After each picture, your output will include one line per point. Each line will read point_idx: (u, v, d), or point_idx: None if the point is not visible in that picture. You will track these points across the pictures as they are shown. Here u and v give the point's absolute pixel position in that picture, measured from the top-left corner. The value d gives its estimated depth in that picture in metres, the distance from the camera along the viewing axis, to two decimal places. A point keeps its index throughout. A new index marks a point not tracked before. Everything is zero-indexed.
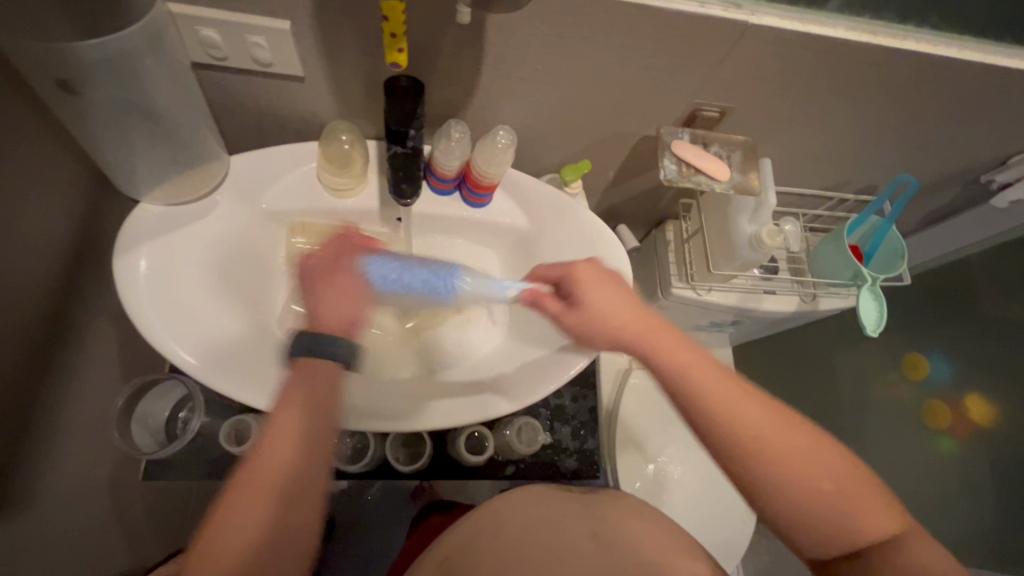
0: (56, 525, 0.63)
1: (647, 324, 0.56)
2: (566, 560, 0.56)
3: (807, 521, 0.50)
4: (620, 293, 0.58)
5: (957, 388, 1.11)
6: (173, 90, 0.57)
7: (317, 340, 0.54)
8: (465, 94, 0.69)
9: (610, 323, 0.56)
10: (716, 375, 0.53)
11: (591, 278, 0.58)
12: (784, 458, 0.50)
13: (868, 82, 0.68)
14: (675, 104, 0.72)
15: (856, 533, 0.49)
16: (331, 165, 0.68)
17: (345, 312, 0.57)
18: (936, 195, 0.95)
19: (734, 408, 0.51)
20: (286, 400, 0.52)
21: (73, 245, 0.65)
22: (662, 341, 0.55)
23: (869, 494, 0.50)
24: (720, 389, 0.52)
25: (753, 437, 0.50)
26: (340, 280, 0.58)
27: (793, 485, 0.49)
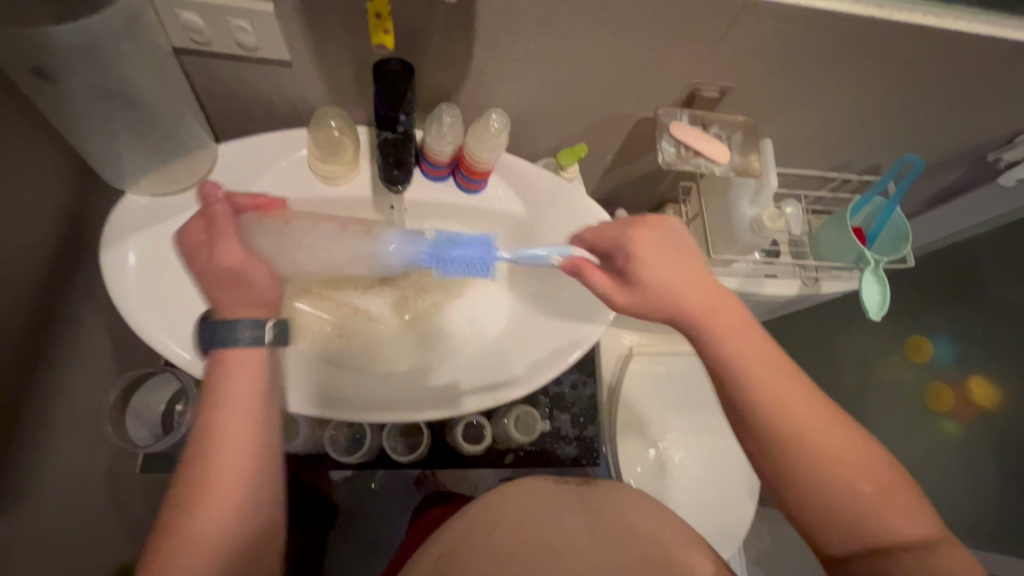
0: (51, 520, 0.63)
1: (717, 302, 0.54)
2: (566, 551, 0.56)
3: (836, 518, 0.49)
4: (688, 267, 0.55)
5: (960, 371, 1.10)
6: (152, 75, 0.56)
7: (219, 331, 0.52)
8: (457, 78, 0.67)
9: (673, 291, 0.54)
10: (778, 360, 0.53)
11: (656, 253, 0.54)
12: (830, 447, 0.50)
13: (873, 59, 0.66)
14: (674, 84, 0.70)
15: (881, 527, 0.48)
16: (320, 152, 0.67)
17: (233, 296, 0.53)
18: (942, 175, 0.94)
19: (782, 394, 0.51)
20: (218, 398, 0.51)
21: (60, 237, 0.64)
22: (729, 324, 0.54)
23: (902, 493, 0.49)
24: (779, 376, 0.52)
25: (802, 425, 0.51)
26: (219, 254, 0.52)
27: (836, 485, 0.49)
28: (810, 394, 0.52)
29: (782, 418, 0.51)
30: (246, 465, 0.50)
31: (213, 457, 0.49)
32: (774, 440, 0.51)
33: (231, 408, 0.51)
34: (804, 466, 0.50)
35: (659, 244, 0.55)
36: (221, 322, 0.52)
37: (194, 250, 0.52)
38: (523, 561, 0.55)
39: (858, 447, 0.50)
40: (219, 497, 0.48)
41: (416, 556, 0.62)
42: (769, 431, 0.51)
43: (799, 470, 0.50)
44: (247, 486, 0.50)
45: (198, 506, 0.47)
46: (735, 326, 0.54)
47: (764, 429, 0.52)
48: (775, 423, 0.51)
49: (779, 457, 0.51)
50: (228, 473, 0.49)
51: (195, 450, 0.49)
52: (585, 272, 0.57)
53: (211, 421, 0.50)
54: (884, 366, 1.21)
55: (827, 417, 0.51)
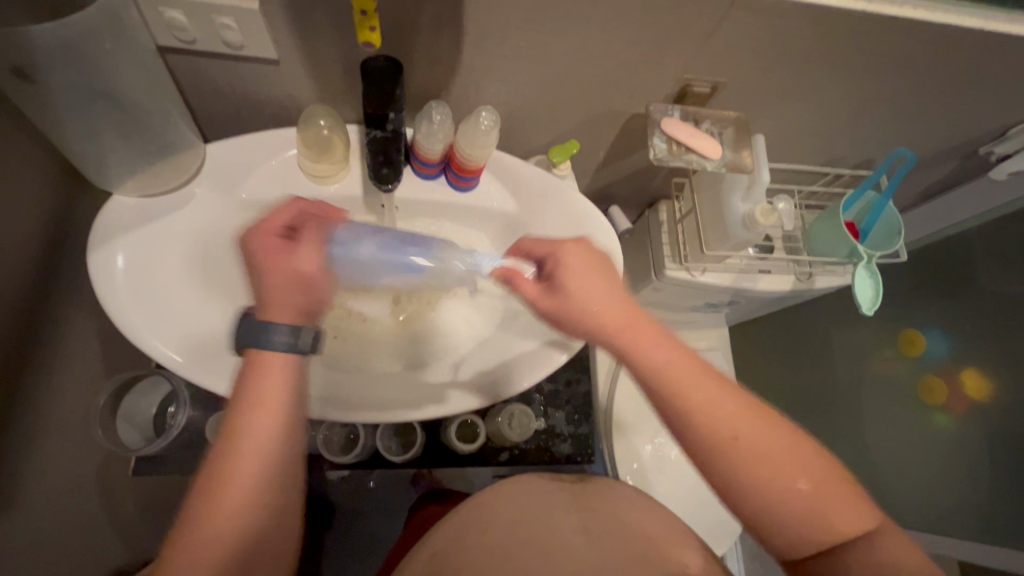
0: (43, 523, 0.63)
1: (634, 317, 0.56)
2: (554, 550, 0.56)
3: (775, 524, 0.49)
4: (606, 281, 0.57)
5: (953, 364, 1.10)
6: (137, 75, 0.55)
7: (260, 329, 0.52)
8: (447, 75, 0.67)
9: (588, 308, 0.55)
10: (695, 371, 0.53)
11: (573, 265, 0.57)
12: (755, 455, 0.50)
13: (863, 54, 0.66)
14: (665, 79, 0.69)
15: (824, 529, 0.49)
16: (309, 151, 0.66)
17: (294, 299, 0.54)
18: (934, 169, 0.94)
19: (711, 409, 0.51)
20: (255, 395, 0.51)
21: (47, 240, 0.63)
22: (648, 338, 0.55)
23: (841, 494, 0.50)
24: (704, 390, 0.52)
25: (730, 432, 0.50)
26: (291, 259, 0.54)
27: (770, 492, 0.49)
28: (742, 398, 0.52)
29: (718, 434, 0.51)
30: (269, 466, 0.49)
31: (242, 456, 0.49)
32: (702, 452, 0.51)
33: (267, 406, 0.51)
34: (734, 476, 0.50)
35: (575, 261, 0.57)
36: (261, 322, 0.53)
37: (268, 249, 0.54)
38: (518, 554, 0.55)
39: (784, 453, 0.50)
40: (243, 496, 0.48)
41: (407, 557, 0.62)
42: (698, 446, 0.51)
43: (737, 480, 0.50)
44: (264, 494, 0.49)
45: (223, 504, 0.47)
46: (651, 343, 0.54)
47: (698, 444, 0.51)
48: (722, 440, 0.50)
49: (711, 466, 0.51)
50: (257, 471, 0.49)
51: (225, 446, 0.49)
52: (517, 280, 0.60)
53: (236, 428, 0.49)
54: (877, 360, 1.21)
55: (753, 423, 0.51)
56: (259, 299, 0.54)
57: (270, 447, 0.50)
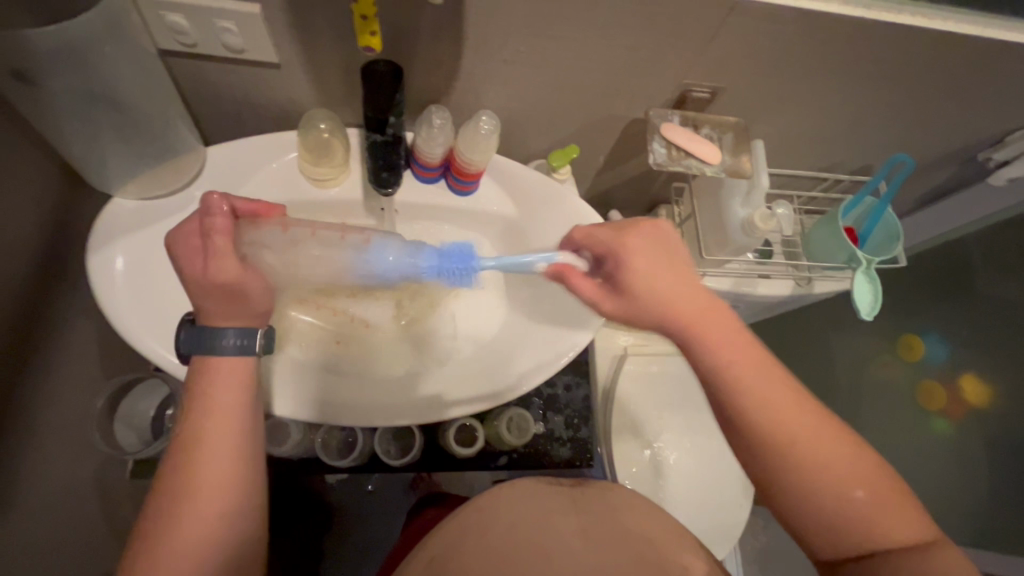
0: (39, 527, 0.62)
1: (704, 306, 0.55)
2: (555, 555, 0.55)
3: (826, 525, 0.48)
4: (679, 272, 0.56)
5: (953, 369, 1.10)
6: (138, 79, 0.56)
7: (199, 335, 0.53)
8: (447, 79, 0.67)
9: (652, 293, 0.55)
10: (761, 363, 0.53)
11: (643, 256, 0.56)
12: (814, 454, 0.49)
13: (861, 60, 0.66)
14: (665, 84, 0.69)
15: (880, 535, 0.47)
16: (311, 155, 0.66)
17: (227, 306, 0.52)
18: (933, 174, 0.94)
19: (769, 397, 0.51)
20: (208, 403, 0.51)
21: (45, 243, 0.63)
22: (716, 332, 0.54)
23: (899, 505, 0.48)
24: (767, 380, 0.52)
25: (787, 424, 0.50)
26: (211, 268, 0.50)
27: (823, 488, 0.48)
28: (807, 402, 0.52)
29: (775, 430, 0.50)
30: (232, 470, 0.49)
31: (201, 463, 0.48)
32: (757, 446, 0.51)
33: (219, 411, 0.51)
34: (787, 470, 0.49)
35: (635, 247, 0.56)
36: (204, 329, 0.52)
37: (189, 254, 0.51)
38: (518, 559, 0.55)
39: (840, 456, 0.49)
40: (203, 503, 0.47)
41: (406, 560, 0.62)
42: (753, 437, 0.51)
43: (776, 475, 0.50)
44: (224, 499, 0.48)
45: (185, 514, 0.46)
46: (716, 334, 0.54)
47: (751, 438, 0.51)
48: (772, 422, 0.50)
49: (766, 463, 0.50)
50: (216, 478, 0.48)
51: (184, 457, 0.48)
52: (570, 278, 0.57)
53: (194, 435, 0.49)
54: (877, 365, 1.21)
55: (805, 421, 0.50)
56: (198, 305, 0.53)
57: (229, 450, 0.50)
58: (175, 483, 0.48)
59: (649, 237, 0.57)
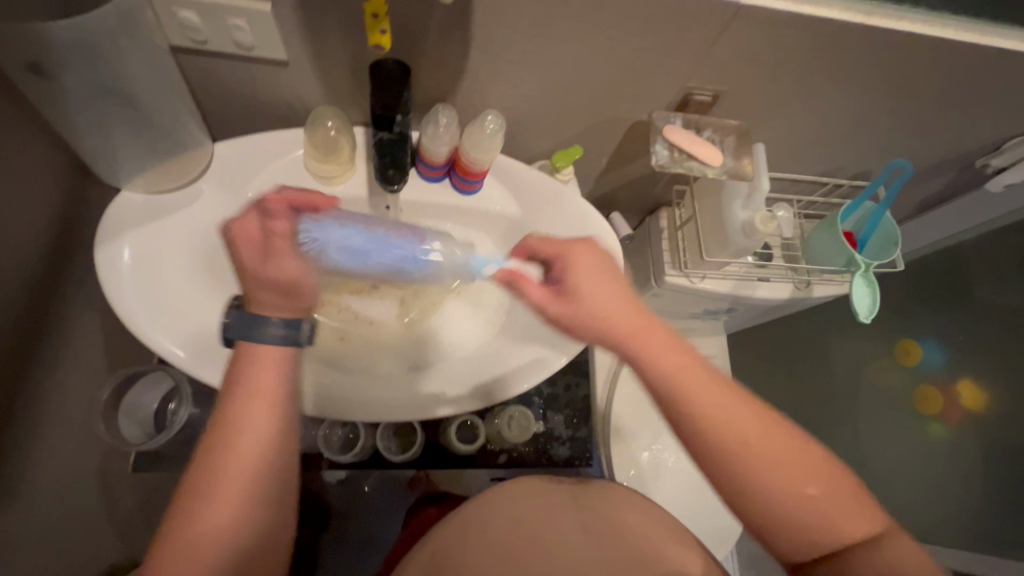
0: (43, 517, 0.63)
1: (643, 325, 0.55)
2: (557, 554, 0.56)
3: (783, 527, 0.51)
4: (616, 288, 0.56)
5: (948, 374, 1.12)
6: (149, 72, 0.56)
7: (246, 320, 0.53)
8: (453, 79, 0.68)
9: (597, 312, 0.55)
10: (706, 379, 0.53)
11: (581, 267, 0.56)
12: (762, 453, 0.51)
13: (862, 66, 0.67)
14: (668, 87, 0.70)
15: (827, 535, 0.50)
16: (317, 151, 0.67)
17: (281, 299, 0.54)
18: (931, 180, 0.95)
19: (724, 414, 0.52)
20: (248, 388, 0.51)
21: (55, 235, 0.64)
22: (650, 342, 0.55)
23: (846, 493, 0.51)
24: (717, 398, 0.52)
25: (740, 443, 0.51)
26: (272, 266, 0.52)
27: (774, 498, 0.50)
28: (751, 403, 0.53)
29: (735, 445, 0.51)
30: (264, 455, 0.50)
31: (237, 446, 0.49)
32: (716, 459, 0.52)
33: (260, 393, 0.51)
34: (744, 480, 0.51)
35: (581, 262, 0.56)
36: (255, 316, 0.53)
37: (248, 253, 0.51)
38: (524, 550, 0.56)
39: (794, 456, 0.51)
40: (233, 488, 0.48)
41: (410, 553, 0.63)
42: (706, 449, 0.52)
43: (728, 480, 0.52)
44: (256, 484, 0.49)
45: (218, 495, 0.47)
46: (662, 354, 0.54)
47: (707, 449, 0.52)
48: (716, 427, 0.52)
49: (722, 473, 0.52)
50: (247, 463, 0.49)
51: (221, 437, 0.49)
52: (522, 285, 0.57)
53: (227, 419, 0.50)
54: (874, 369, 1.23)
55: (772, 436, 0.51)
56: (246, 293, 0.54)
57: (265, 437, 0.50)
58: (207, 465, 0.48)
59: (592, 252, 0.57)
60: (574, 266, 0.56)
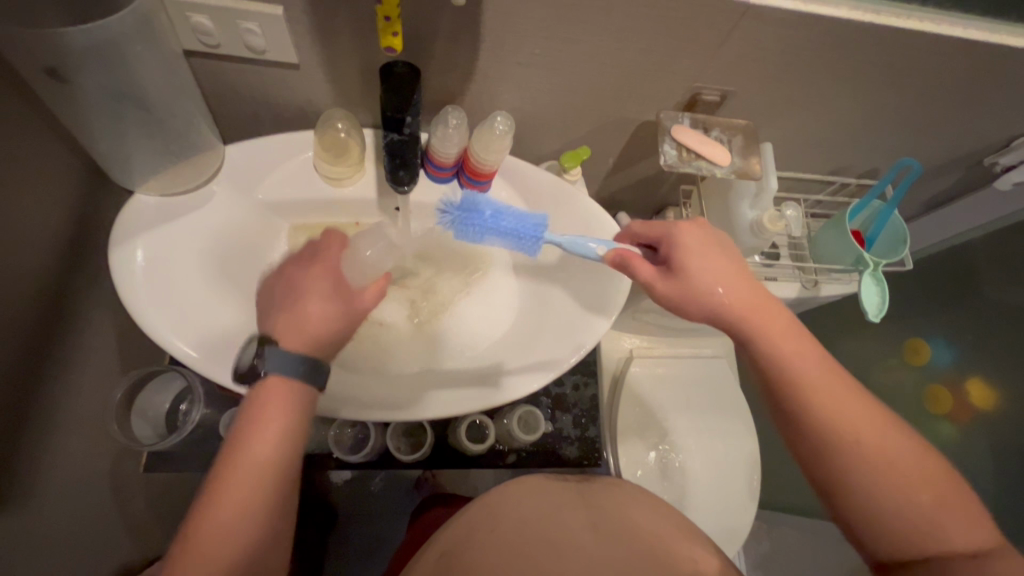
0: (58, 518, 0.63)
1: (762, 303, 0.58)
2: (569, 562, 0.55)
3: (881, 523, 0.51)
4: (724, 265, 0.59)
5: (957, 373, 1.11)
6: (164, 77, 0.57)
7: (274, 359, 0.53)
8: (462, 81, 0.68)
9: (715, 286, 0.58)
10: (830, 369, 0.56)
11: (700, 247, 0.60)
12: (854, 434, 0.53)
13: (870, 65, 0.67)
14: (676, 87, 0.70)
15: (936, 536, 0.50)
16: (326, 154, 0.68)
17: (303, 331, 0.55)
18: (940, 179, 0.95)
19: (838, 404, 0.54)
20: (251, 408, 0.52)
21: (71, 238, 0.64)
22: (761, 315, 0.57)
23: (956, 504, 0.51)
24: (835, 389, 0.54)
25: (855, 431, 0.53)
26: (303, 293, 0.58)
27: (888, 486, 0.51)
28: (863, 398, 0.55)
29: (842, 433, 0.53)
30: (263, 470, 0.50)
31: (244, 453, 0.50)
32: (821, 445, 0.53)
33: (262, 410, 0.52)
34: (857, 465, 0.52)
35: (696, 243, 0.60)
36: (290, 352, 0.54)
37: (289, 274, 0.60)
38: (535, 554, 0.56)
39: (894, 450, 0.52)
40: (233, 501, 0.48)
41: (420, 551, 0.63)
42: (818, 437, 0.53)
43: (818, 446, 0.54)
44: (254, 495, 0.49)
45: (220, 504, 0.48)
46: (775, 329, 0.57)
47: (816, 417, 0.54)
48: (809, 400, 0.54)
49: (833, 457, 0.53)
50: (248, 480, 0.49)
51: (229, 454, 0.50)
52: (632, 263, 0.59)
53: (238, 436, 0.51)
54: (882, 369, 1.22)
55: (892, 439, 0.53)
56: (269, 327, 0.56)
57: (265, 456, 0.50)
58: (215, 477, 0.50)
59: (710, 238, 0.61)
60: (687, 250, 0.59)
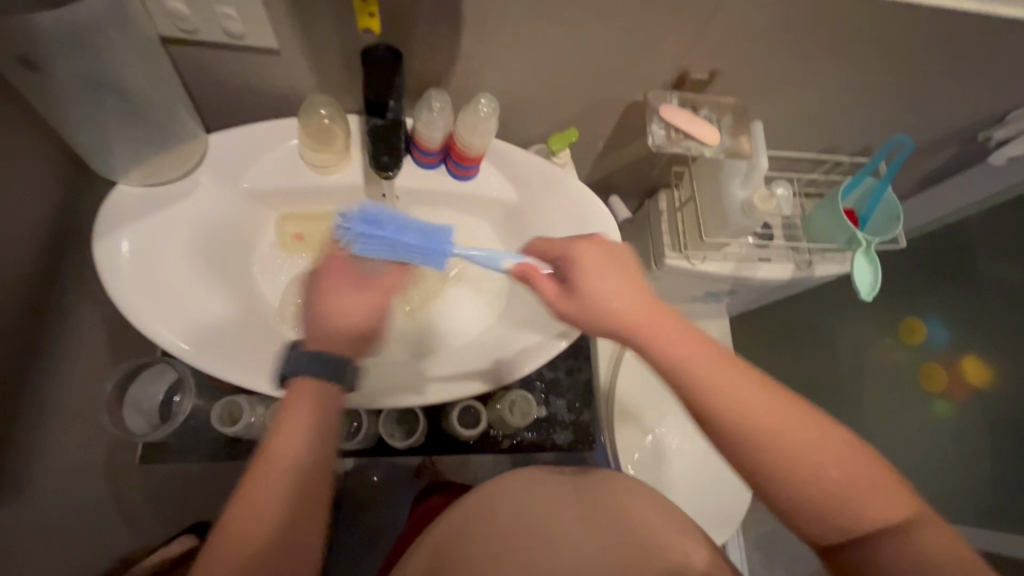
0: (50, 510, 0.64)
1: (650, 315, 0.55)
2: (564, 555, 0.57)
3: (821, 515, 0.50)
4: (630, 280, 0.56)
5: (953, 351, 1.11)
6: (140, 65, 0.56)
7: (303, 360, 0.55)
8: (446, 64, 0.67)
9: (611, 303, 0.55)
10: (712, 358, 0.54)
11: (594, 263, 0.56)
12: (786, 443, 0.51)
13: (860, 38, 0.66)
14: (664, 65, 0.69)
15: (868, 520, 0.50)
16: (311, 140, 0.67)
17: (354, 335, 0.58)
18: (934, 155, 0.93)
19: (741, 403, 0.52)
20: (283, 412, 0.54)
21: (55, 231, 0.64)
22: (662, 332, 0.55)
23: (882, 484, 0.50)
24: (738, 390, 0.52)
25: (778, 436, 0.51)
26: (354, 292, 0.58)
27: (810, 482, 0.50)
28: (788, 403, 0.52)
29: (763, 439, 0.51)
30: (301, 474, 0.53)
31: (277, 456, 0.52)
32: (747, 458, 0.52)
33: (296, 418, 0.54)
34: (784, 470, 0.51)
35: (590, 253, 0.56)
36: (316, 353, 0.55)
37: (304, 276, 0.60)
38: (527, 547, 0.57)
39: (832, 447, 0.51)
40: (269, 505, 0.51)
41: (412, 546, 0.63)
42: (737, 450, 0.52)
43: (747, 461, 0.52)
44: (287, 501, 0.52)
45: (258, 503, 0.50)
46: (676, 342, 0.54)
47: (724, 426, 0.52)
48: (741, 423, 0.51)
49: (752, 465, 0.52)
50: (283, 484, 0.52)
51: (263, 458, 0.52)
52: (534, 278, 0.58)
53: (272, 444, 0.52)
54: (878, 349, 1.22)
55: (812, 430, 0.51)
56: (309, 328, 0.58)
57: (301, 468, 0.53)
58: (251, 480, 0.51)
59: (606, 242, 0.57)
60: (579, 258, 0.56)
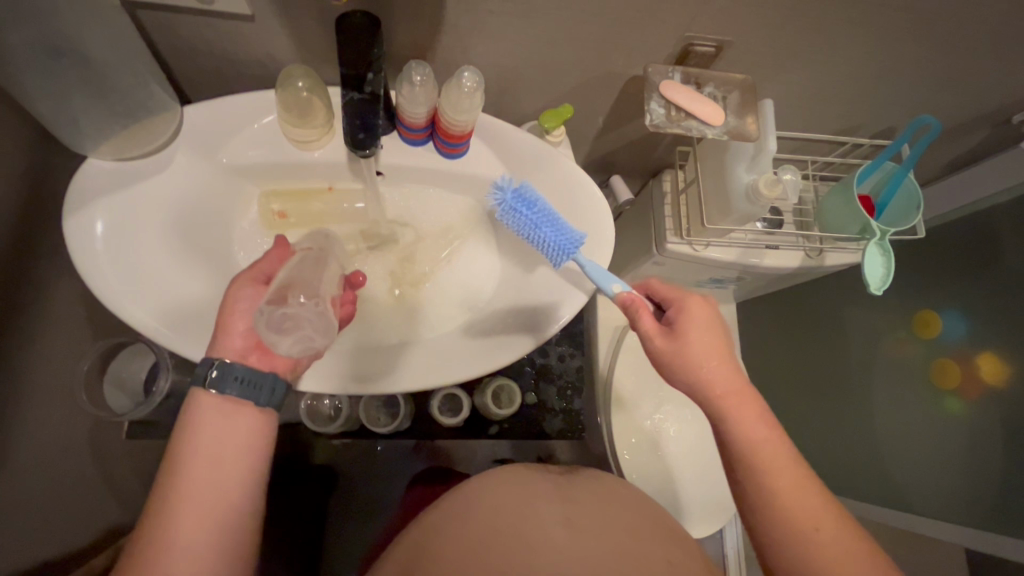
0: (34, 485, 0.64)
1: (742, 387, 0.57)
2: (536, 553, 0.54)
3: None
4: (722, 346, 0.57)
5: (971, 346, 1.04)
6: (101, 32, 0.53)
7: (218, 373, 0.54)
8: (431, 33, 0.63)
9: (701, 366, 0.56)
10: (777, 441, 0.55)
11: (700, 321, 0.58)
12: (807, 525, 0.51)
13: (884, 8, 0.60)
14: (665, 36, 0.64)
15: None
16: (287, 113, 0.62)
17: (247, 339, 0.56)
18: (964, 137, 0.86)
19: (777, 476, 0.53)
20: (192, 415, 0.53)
21: (26, 205, 0.62)
22: (747, 403, 0.56)
23: None
24: (785, 465, 0.54)
25: (802, 519, 0.52)
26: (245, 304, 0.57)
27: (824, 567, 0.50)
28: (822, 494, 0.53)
29: (786, 513, 0.52)
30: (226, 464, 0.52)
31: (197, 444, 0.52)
32: (767, 516, 0.53)
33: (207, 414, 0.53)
34: (798, 546, 0.51)
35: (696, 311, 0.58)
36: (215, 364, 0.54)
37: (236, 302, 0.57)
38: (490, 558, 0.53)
39: (854, 555, 0.50)
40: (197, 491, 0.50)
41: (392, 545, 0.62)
42: (761, 506, 0.53)
43: (768, 530, 0.53)
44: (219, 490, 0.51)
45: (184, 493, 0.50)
46: (747, 408, 0.56)
47: (753, 487, 0.54)
48: (771, 486, 0.53)
49: (768, 529, 0.53)
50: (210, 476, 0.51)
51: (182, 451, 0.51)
52: (638, 311, 0.58)
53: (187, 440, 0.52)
54: (891, 341, 1.17)
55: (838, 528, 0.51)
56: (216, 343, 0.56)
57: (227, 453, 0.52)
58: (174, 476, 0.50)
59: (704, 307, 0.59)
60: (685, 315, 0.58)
